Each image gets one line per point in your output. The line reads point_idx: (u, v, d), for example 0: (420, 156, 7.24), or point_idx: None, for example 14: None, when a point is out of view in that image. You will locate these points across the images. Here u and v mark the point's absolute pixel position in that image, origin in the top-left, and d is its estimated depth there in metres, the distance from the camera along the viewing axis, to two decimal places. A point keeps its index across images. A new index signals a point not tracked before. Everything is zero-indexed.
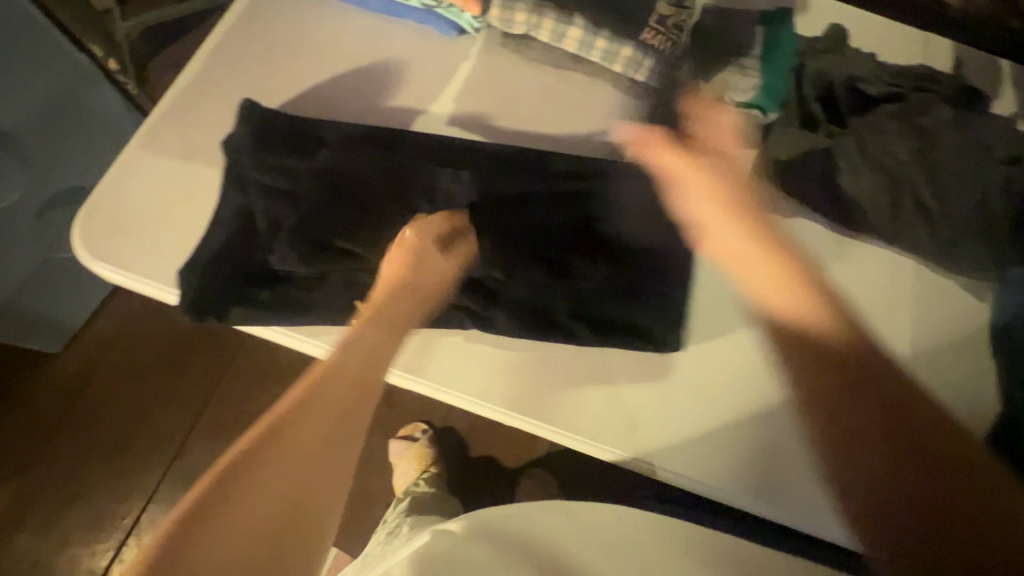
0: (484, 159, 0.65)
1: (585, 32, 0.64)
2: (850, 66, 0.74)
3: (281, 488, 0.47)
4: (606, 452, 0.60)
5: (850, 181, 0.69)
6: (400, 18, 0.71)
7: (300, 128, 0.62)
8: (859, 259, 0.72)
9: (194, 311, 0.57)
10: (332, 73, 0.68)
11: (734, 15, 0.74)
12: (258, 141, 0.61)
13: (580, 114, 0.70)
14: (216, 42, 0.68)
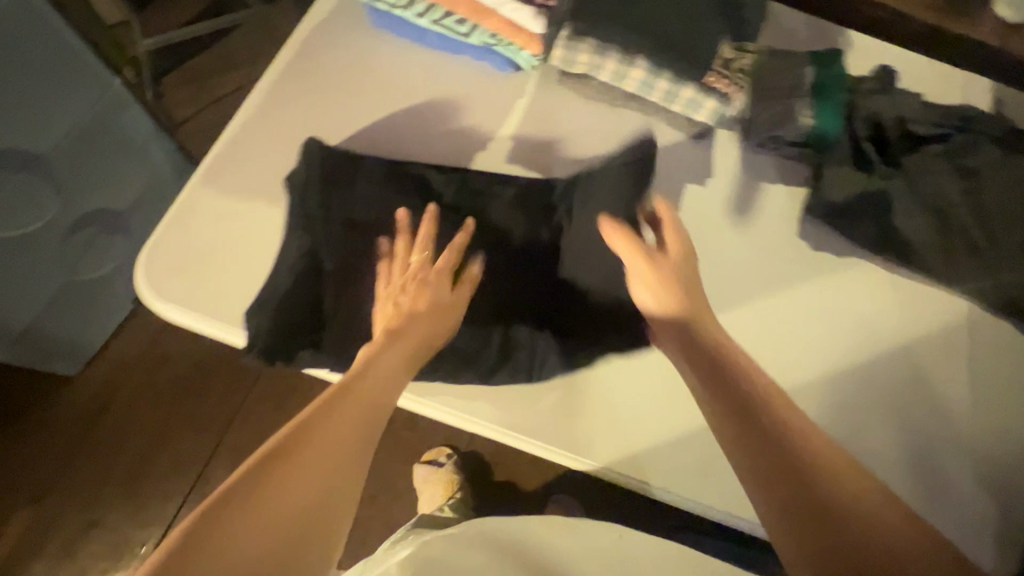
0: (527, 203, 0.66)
1: (647, 73, 0.65)
2: (898, 106, 0.74)
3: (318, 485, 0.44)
4: (581, 462, 0.61)
5: (905, 223, 0.70)
6: (455, 54, 0.71)
7: (363, 167, 0.63)
8: (918, 303, 0.71)
9: (263, 353, 0.56)
10: (393, 110, 0.69)
11: (788, 54, 0.74)
12: (326, 180, 0.61)
13: (636, 154, 0.71)
14: (276, 76, 0.68)
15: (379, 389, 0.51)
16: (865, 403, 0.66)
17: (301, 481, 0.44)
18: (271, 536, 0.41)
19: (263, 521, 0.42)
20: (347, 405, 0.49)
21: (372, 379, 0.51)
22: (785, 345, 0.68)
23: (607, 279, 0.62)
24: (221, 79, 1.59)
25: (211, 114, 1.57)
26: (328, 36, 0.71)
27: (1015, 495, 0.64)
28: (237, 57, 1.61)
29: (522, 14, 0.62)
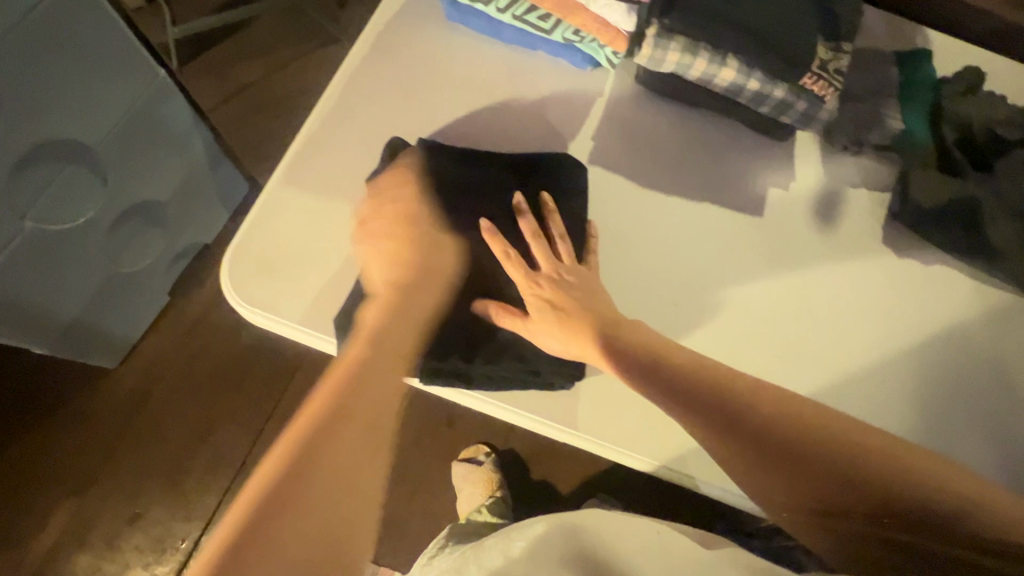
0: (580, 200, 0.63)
1: (738, 74, 0.63)
2: (987, 111, 0.72)
3: (325, 502, 0.51)
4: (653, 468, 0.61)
5: (992, 231, 0.66)
6: (533, 50, 0.70)
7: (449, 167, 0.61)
8: (1005, 315, 0.69)
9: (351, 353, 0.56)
10: (472, 108, 0.67)
11: (869, 57, 0.73)
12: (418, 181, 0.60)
13: (720, 156, 0.70)
14: (352, 70, 0.66)
15: (377, 412, 0.55)
16: (956, 415, 0.65)
17: (315, 487, 0.50)
18: (289, 553, 0.48)
19: (283, 539, 0.48)
20: (346, 428, 0.53)
21: (370, 395, 0.55)
22: (872, 355, 0.66)
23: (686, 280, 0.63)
24: (254, 68, 1.57)
25: (243, 104, 1.54)
26: (403, 30, 0.69)
27: None
28: (269, 45, 1.58)
29: (612, 12, 0.60)
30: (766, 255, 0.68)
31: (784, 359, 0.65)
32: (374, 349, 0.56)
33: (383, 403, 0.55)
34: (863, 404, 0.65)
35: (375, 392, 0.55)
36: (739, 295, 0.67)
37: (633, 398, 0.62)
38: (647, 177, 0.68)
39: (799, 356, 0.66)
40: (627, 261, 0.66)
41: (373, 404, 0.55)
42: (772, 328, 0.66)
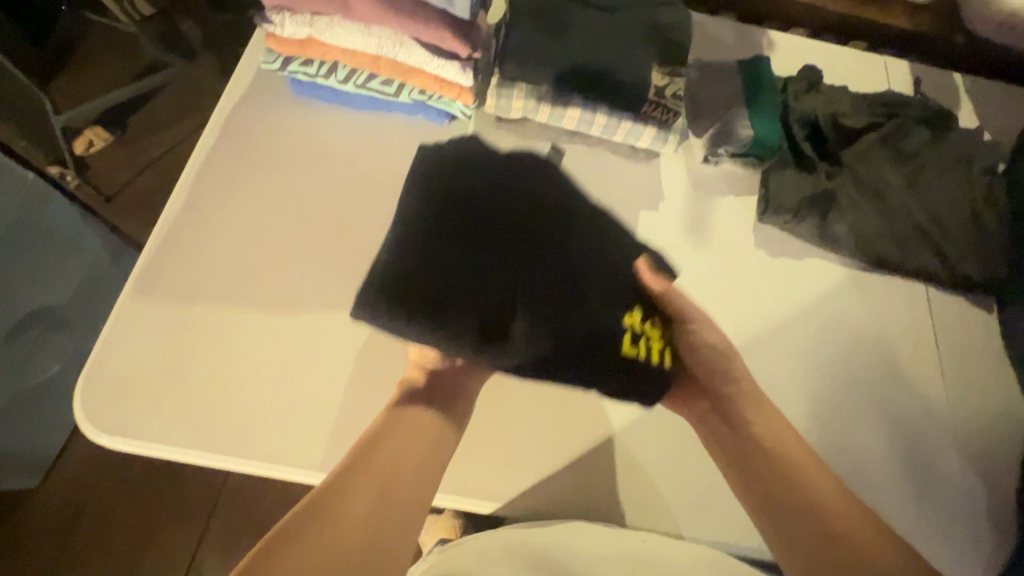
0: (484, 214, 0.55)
1: (584, 110, 0.65)
2: (833, 103, 0.77)
3: (361, 520, 0.47)
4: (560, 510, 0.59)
5: (855, 218, 0.72)
6: (389, 112, 0.69)
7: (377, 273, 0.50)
8: (881, 292, 0.73)
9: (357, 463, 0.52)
10: (332, 180, 0.66)
11: (716, 69, 0.76)
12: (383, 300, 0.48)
13: (591, 186, 0.71)
14: (201, 162, 0.65)
15: (426, 443, 0.52)
16: (852, 400, 0.67)
17: (351, 503, 0.47)
18: (314, 563, 0.44)
19: (304, 560, 0.44)
20: (389, 456, 0.50)
21: (407, 429, 0.52)
22: (767, 354, 0.68)
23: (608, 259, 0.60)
24: (148, 146, 1.50)
25: (142, 185, 1.47)
26: (250, 113, 0.67)
27: (1001, 463, 0.66)
28: (162, 120, 1.52)
29: (448, 72, 0.60)
30: None
31: None
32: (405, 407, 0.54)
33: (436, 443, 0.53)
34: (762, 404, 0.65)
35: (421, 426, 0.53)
36: None
37: (502, 441, 0.60)
38: None
39: None
40: None
41: (417, 438, 0.52)
42: None
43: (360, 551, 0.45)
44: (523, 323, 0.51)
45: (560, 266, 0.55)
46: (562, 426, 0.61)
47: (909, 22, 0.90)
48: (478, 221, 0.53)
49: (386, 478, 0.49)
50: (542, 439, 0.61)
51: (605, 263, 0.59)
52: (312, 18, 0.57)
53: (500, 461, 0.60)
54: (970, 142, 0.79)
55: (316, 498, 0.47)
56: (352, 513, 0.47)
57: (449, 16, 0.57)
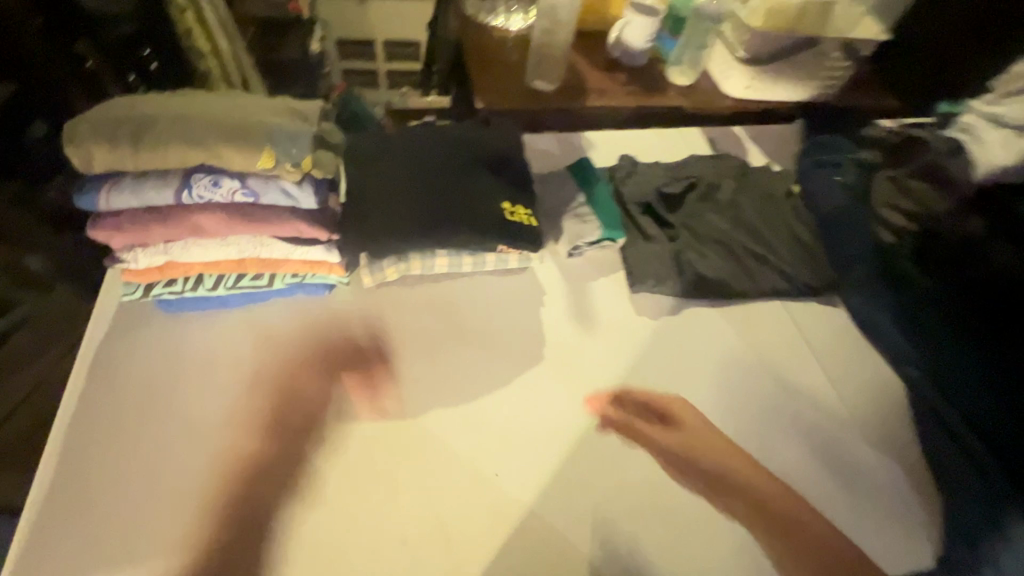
0: (385, 161, 0.71)
1: (451, 257, 0.72)
2: (652, 180, 0.91)
3: (183, 541, 0.56)
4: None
5: (704, 263, 0.82)
6: (266, 300, 0.71)
7: (273, 204, 0.59)
8: (749, 317, 0.81)
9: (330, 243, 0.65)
10: (221, 385, 0.65)
11: (552, 178, 0.88)
12: (358, 228, 0.65)
13: (478, 313, 0.75)
14: (74, 407, 0.62)
15: (225, 476, 0.60)
16: (767, 417, 0.72)
17: (156, 529, 0.56)
18: (119, 396, 0.63)
19: (100, 410, 0.62)
20: (199, 490, 0.58)
21: (200, 461, 0.60)
22: (686, 410, 0.71)
23: (502, 195, 0.72)
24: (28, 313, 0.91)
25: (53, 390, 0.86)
26: (120, 346, 0.66)
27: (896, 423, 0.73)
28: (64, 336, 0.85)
29: (314, 255, 0.64)
30: (565, 369, 0.72)
31: (615, 448, 0.67)
32: (223, 468, 0.60)
33: (243, 460, 0.61)
34: (689, 450, 0.68)
35: (213, 473, 0.60)
36: (553, 416, 0.68)
37: (451, 548, 0.59)
38: (420, 360, 0.70)
39: (631, 445, 0.68)
40: (438, 445, 0.64)
41: (218, 456, 0.61)
42: (593, 434, 0.68)
43: (158, 479, 0.59)
44: (438, 226, 0.67)
45: (461, 161, 0.73)
46: (506, 507, 0.62)
47: (687, 99, 1.11)
48: (392, 160, 0.71)
49: (192, 494, 0.58)
50: (487, 529, 0.60)
51: (498, 182, 0.73)
52: (166, 247, 0.59)
53: (448, 551, 0.58)
54: (768, 175, 0.95)
55: (89, 414, 0.62)
56: (126, 412, 0.62)
57: (299, 211, 0.60)
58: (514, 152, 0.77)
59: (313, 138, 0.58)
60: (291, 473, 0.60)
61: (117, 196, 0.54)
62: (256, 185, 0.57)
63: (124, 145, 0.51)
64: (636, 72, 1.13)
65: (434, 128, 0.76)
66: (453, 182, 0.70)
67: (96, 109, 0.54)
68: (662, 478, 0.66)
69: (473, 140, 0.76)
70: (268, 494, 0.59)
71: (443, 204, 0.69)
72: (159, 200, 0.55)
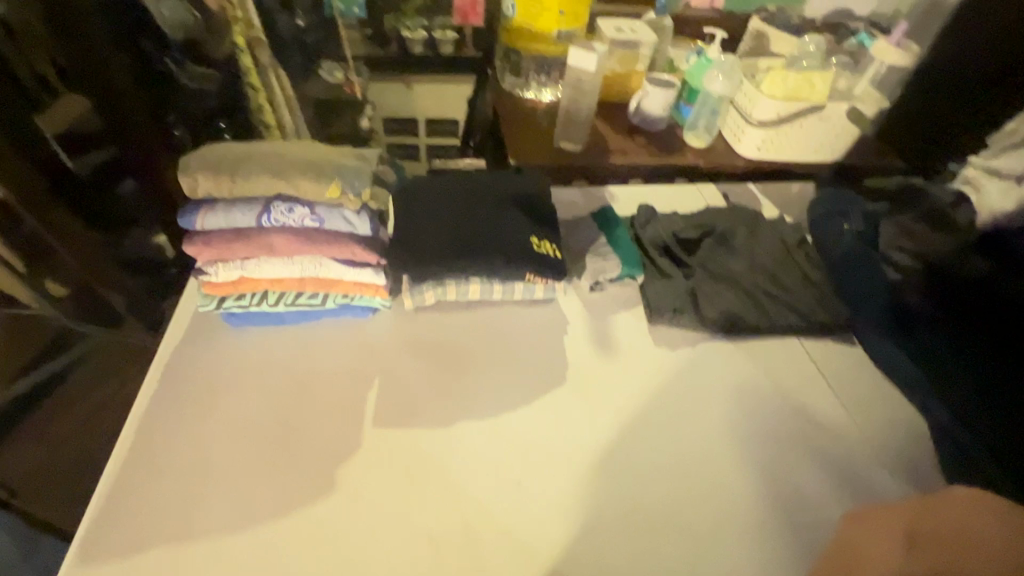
0: (428, 201, 0.81)
1: (482, 285, 0.80)
2: (668, 226, 0.99)
3: (232, 526, 0.60)
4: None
5: (721, 299, 0.87)
6: (316, 319, 0.79)
7: (335, 230, 0.69)
8: (766, 352, 0.85)
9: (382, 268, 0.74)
10: (272, 392, 0.72)
11: (575, 223, 0.97)
12: (404, 255, 0.74)
13: (505, 339, 0.81)
14: (147, 405, 0.70)
15: (273, 471, 0.65)
16: (784, 445, 0.74)
17: (210, 514, 0.61)
18: (185, 398, 0.71)
19: (169, 409, 0.69)
20: (247, 482, 0.64)
21: (250, 456, 0.66)
22: (703, 435, 0.74)
23: (530, 232, 0.81)
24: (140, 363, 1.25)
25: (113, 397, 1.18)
26: (190, 354, 0.75)
27: (918, 460, 0.74)
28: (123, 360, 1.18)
29: (364, 277, 0.73)
30: (587, 391, 0.77)
31: (634, 466, 0.70)
32: (272, 463, 0.66)
33: (288, 457, 0.66)
34: (706, 472, 0.70)
35: (262, 468, 0.65)
36: (574, 432, 0.72)
37: (476, 550, 0.61)
38: (451, 377, 0.76)
39: (652, 462, 0.70)
40: (465, 453, 0.69)
41: (266, 453, 0.66)
42: (613, 452, 0.71)
43: (214, 469, 0.65)
44: (476, 257, 0.76)
45: (496, 202, 0.82)
46: (528, 514, 0.64)
47: (702, 160, 1.21)
48: (434, 200, 0.81)
49: (242, 484, 0.64)
50: (509, 534, 0.63)
51: (527, 221, 0.82)
52: (242, 263, 0.69)
53: (473, 552, 0.61)
54: (783, 224, 1.01)
55: (159, 412, 0.69)
56: (190, 411, 0.69)
57: (355, 236, 0.69)
58: (540, 197, 0.87)
59: (371, 175, 0.69)
60: (331, 470, 0.66)
61: (211, 219, 0.65)
62: (322, 212, 0.67)
63: (223, 176, 0.63)
64: (655, 136, 1.25)
65: (472, 174, 0.87)
66: (488, 219, 0.80)
67: (200, 150, 0.66)
68: (680, 496, 0.68)
69: (506, 186, 0.86)
70: (310, 488, 0.64)
71: (480, 237, 0.78)
72: (243, 222, 0.66)
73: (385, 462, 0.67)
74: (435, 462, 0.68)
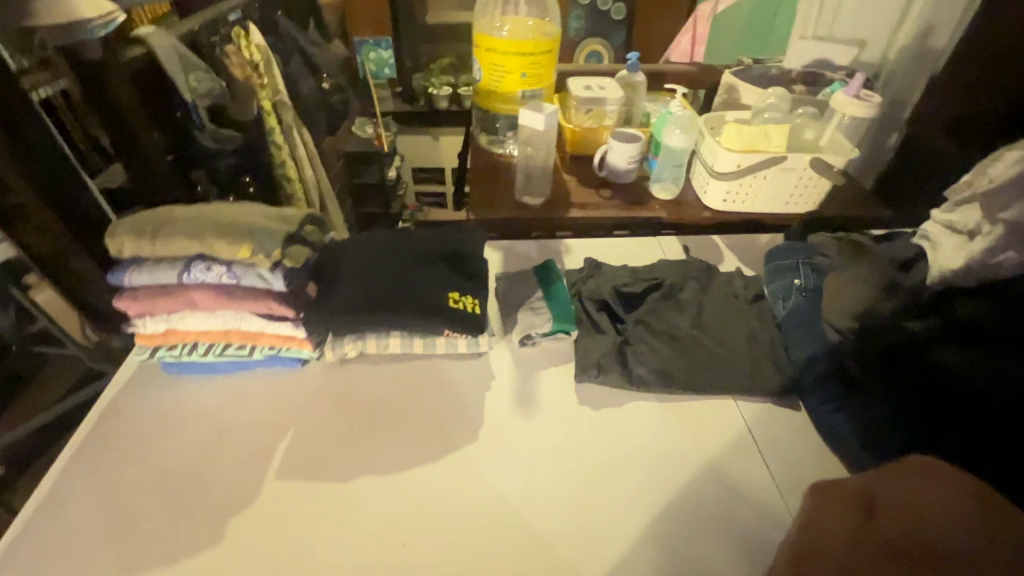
0: (357, 257, 0.84)
1: (403, 340, 0.83)
2: (611, 279, 0.97)
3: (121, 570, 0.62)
4: None
5: (654, 357, 0.85)
6: (247, 370, 0.83)
7: (254, 288, 0.73)
8: (698, 415, 0.81)
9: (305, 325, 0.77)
10: (191, 438, 0.75)
11: (518, 277, 0.98)
12: (325, 310, 0.77)
13: (426, 393, 0.82)
14: (77, 444, 0.74)
15: (172, 517, 0.67)
16: (701, 517, 0.70)
17: (104, 557, 0.64)
18: (112, 440, 0.75)
19: (95, 450, 0.74)
20: (146, 526, 0.66)
21: (155, 501, 0.68)
22: (610, 499, 0.71)
23: (453, 287, 0.83)
24: None
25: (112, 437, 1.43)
26: (127, 397, 0.80)
27: None
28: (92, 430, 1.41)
29: (286, 331, 0.77)
30: (500, 449, 0.76)
31: (535, 531, 0.67)
32: (173, 509, 0.68)
33: (189, 504, 0.68)
34: (610, 541, 0.67)
35: (163, 513, 0.67)
36: (479, 491, 0.71)
37: None
38: (366, 430, 0.77)
39: (556, 526, 0.68)
40: (358, 506, 0.69)
41: (170, 499, 0.69)
42: (512, 512, 0.69)
43: (120, 512, 0.67)
44: (398, 315, 0.78)
45: (425, 258, 0.85)
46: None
47: (666, 213, 1.21)
48: (364, 255, 0.85)
49: (141, 528, 0.66)
50: None
51: (452, 277, 0.84)
52: (168, 316, 0.74)
53: None
54: (738, 279, 0.98)
55: (86, 452, 0.74)
56: (113, 453, 0.73)
57: (272, 291, 0.74)
58: (470, 253, 0.89)
59: (286, 236, 0.74)
60: (227, 519, 0.67)
61: (138, 275, 0.71)
62: (240, 270, 0.72)
63: (147, 238, 0.69)
64: (621, 188, 1.25)
65: (409, 231, 0.91)
66: (413, 275, 0.83)
67: (136, 215, 0.74)
68: (578, 565, 0.64)
69: (439, 242, 0.89)
70: (203, 536, 0.65)
71: (404, 292, 0.80)
72: (165, 278, 0.71)
73: (281, 513, 0.68)
74: (331, 514, 0.68)
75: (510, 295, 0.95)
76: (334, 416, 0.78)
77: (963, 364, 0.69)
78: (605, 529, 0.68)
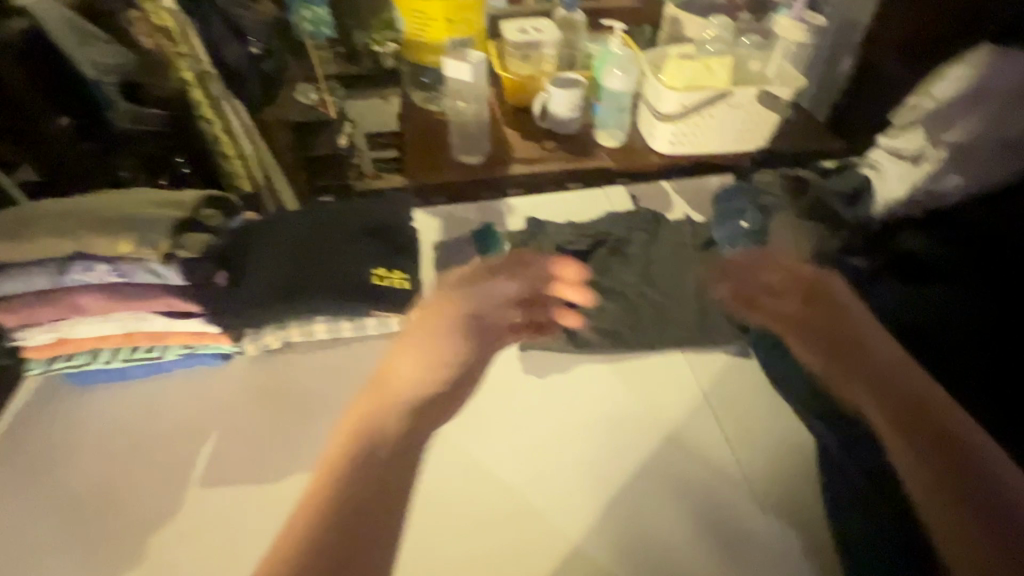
0: (264, 237, 0.75)
1: (329, 324, 0.77)
2: (554, 238, 0.92)
3: None
4: None
5: (600, 317, 0.82)
6: (166, 371, 0.77)
7: (149, 285, 0.66)
8: (647, 372, 0.78)
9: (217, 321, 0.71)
10: (107, 452, 0.70)
11: (456, 246, 0.93)
12: (233, 300, 0.70)
13: (360, 377, 0.77)
14: None
15: (90, 539, 0.63)
16: (649, 477, 0.68)
17: None
18: (20, 463, 0.69)
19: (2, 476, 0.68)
20: (64, 552, 0.62)
21: (72, 523, 0.64)
22: (558, 469, 0.69)
23: (376, 262, 0.76)
24: None
25: None
26: (33, 414, 0.73)
27: (799, 487, 0.68)
28: None
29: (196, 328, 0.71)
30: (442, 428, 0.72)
31: (479, 509, 0.65)
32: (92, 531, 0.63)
33: (109, 523, 0.64)
34: (558, 511, 0.65)
35: (81, 536, 0.63)
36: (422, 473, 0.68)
37: None
38: (297, 422, 0.72)
39: (501, 503, 0.66)
40: (293, 503, 0.65)
41: (88, 520, 0.64)
42: (458, 491, 0.67)
43: (33, 540, 0.63)
44: (316, 298, 0.72)
45: (343, 233, 0.78)
46: None
47: (613, 162, 1.15)
48: (273, 235, 0.76)
49: (58, 554, 0.62)
50: None
51: (375, 250, 0.77)
52: (55, 325, 0.67)
53: None
54: (687, 225, 0.94)
55: None
56: (23, 477, 0.68)
57: (170, 287, 0.67)
58: (396, 223, 0.82)
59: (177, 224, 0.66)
60: (150, 535, 0.63)
61: (10, 283, 0.63)
62: (128, 267, 0.65)
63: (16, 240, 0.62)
64: (565, 138, 1.18)
65: (327, 205, 0.83)
66: (331, 253, 0.76)
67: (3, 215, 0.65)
68: (525, 540, 0.63)
69: (360, 214, 0.81)
70: (125, 555, 0.61)
71: (324, 272, 0.74)
72: (43, 284, 0.64)
73: (208, 521, 0.64)
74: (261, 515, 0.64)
75: (448, 263, 0.89)
76: (263, 410, 0.73)
77: (897, 303, 0.68)
78: (552, 499, 0.66)
